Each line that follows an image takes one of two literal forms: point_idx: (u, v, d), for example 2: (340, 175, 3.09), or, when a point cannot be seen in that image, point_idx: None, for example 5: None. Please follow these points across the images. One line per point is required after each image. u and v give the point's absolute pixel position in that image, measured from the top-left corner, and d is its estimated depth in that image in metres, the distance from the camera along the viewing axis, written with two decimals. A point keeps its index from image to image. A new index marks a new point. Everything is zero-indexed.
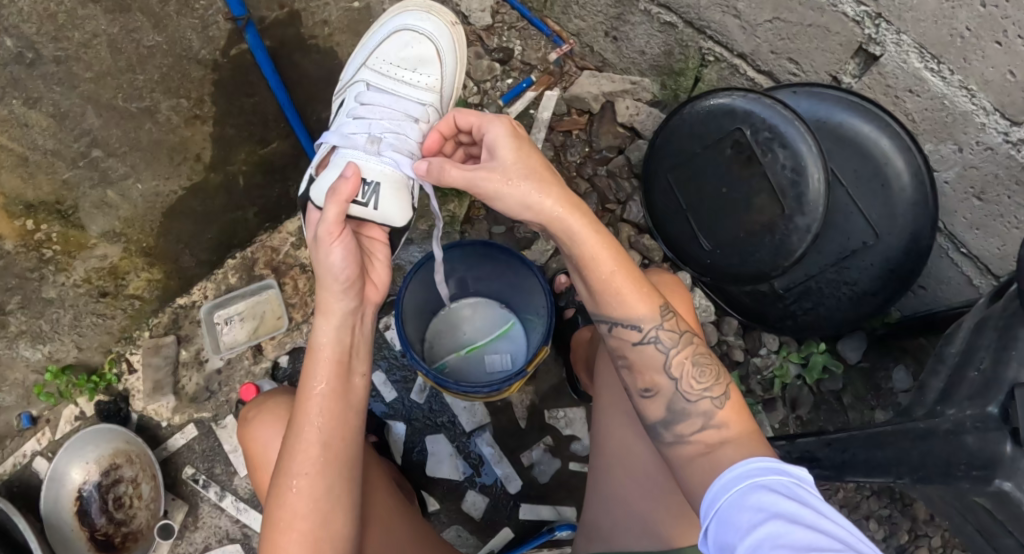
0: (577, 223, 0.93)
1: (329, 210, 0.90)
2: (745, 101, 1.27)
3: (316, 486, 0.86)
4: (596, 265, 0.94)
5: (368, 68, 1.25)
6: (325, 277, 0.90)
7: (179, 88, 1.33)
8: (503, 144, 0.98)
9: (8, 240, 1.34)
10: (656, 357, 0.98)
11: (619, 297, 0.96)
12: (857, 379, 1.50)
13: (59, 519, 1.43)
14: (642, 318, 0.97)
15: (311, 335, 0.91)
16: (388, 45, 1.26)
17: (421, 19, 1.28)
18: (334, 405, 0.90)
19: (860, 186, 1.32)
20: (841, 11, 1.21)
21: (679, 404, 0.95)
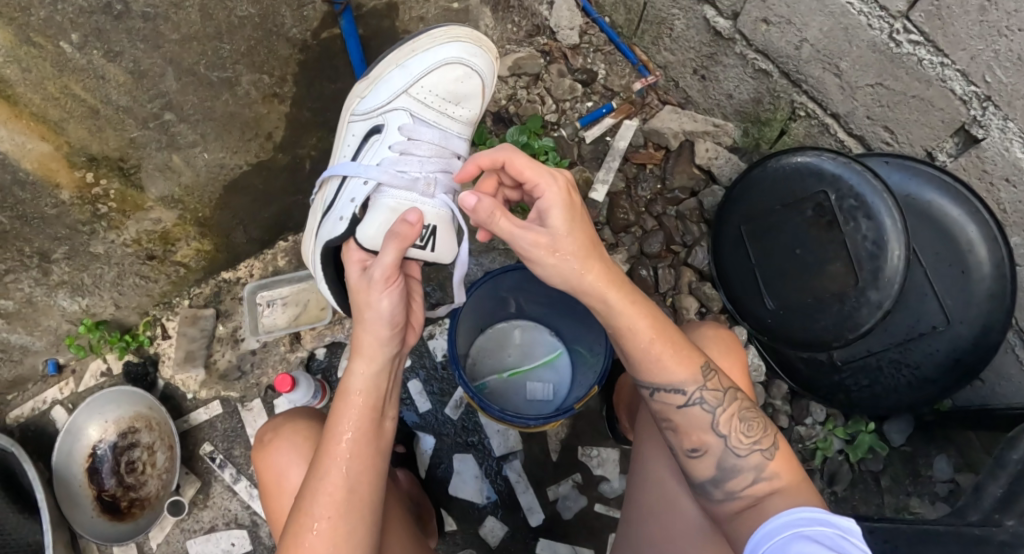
0: (615, 299, 0.93)
1: (385, 258, 0.88)
2: (834, 164, 1.23)
3: (338, 531, 0.84)
4: (632, 336, 0.94)
5: (410, 96, 1.21)
6: (372, 322, 0.90)
7: (265, 63, 1.31)
8: (556, 208, 0.92)
9: (62, 191, 1.16)
10: (702, 417, 0.95)
11: (659, 364, 0.95)
12: (897, 462, 1.44)
13: (68, 475, 1.39)
14: (684, 381, 0.95)
15: (347, 377, 0.91)
16: (434, 75, 1.22)
17: (475, 52, 1.23)
18: (363, 449, 0.89)
19: (938, 270, 1.26)
20: (949, 88, 1.15)
21: (729, 460, 0.94)
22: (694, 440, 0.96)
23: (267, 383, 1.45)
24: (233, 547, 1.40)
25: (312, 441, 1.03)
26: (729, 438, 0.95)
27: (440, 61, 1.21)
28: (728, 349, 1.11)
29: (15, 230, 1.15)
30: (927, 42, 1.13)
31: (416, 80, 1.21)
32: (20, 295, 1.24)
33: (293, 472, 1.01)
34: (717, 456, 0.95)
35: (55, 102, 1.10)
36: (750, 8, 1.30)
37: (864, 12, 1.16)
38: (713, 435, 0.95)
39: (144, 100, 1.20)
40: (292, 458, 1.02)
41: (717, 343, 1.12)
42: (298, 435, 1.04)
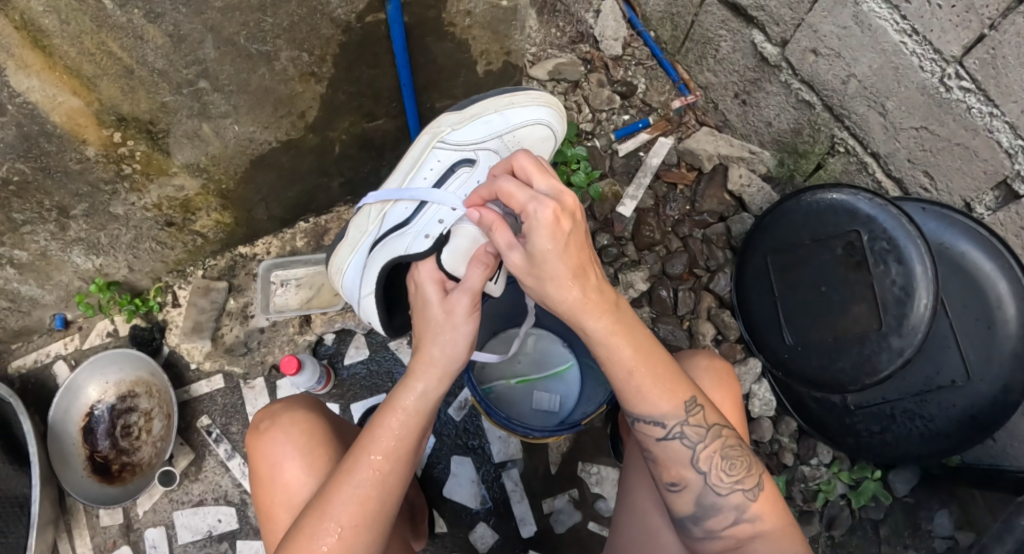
0: (594, 326, 0.88)
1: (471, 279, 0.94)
2: (869, 204, 1.20)
3: (356, 541, 0.83)
4: (612, 366, 0.89)
5: (502, 143, 1.20)
6: (427, 338, 0.94)
7: (306, 41, 1.16)
8: (539, 235, 0.84)
9: (89, 147, 1.10)
10: (681, 452, 0.92)
11: (638, 398, 0.90)
12: (899, 514, 1.41)
13: (62, 432, 1.38)
14: (665, 415, 0.90)
15: (399, 393, 0.90)
16: (527, 131, 1.22)
17: (557, 114, 1.25)
18: (400, 467, 0.88)
19: (964, 323, 1.22)
20: (995, 140, 1.13)
21: (709, 498, 0.91)
22: (675, 474, 0.93)
23: (272, 362, 1.44)
24: (219, 523, 1.38)
25: (317, 438, 1.00)
26: (709, 475, 0.92)
27: (538, 120, 1.21)
28: (718, 382, 1.06)
29: (37, 181, 1.10)
30: (978, 90, 1.10)
31: (514, 129, 1.20)
32: (35, 247, 1.23)
33: (288, 465, 0.98)
34: (697, 493, 0.92)
35: (92, 58, 1.00)
36: (800, 37, 1.28)
37: (917, 53, 1.14)
38: (693, 471, 0.92)
39: (181, 65, 1.06)
40: (293, 452, 0.98)
41: (710, 374, 1.07)
42: (294, 427, 1.01)
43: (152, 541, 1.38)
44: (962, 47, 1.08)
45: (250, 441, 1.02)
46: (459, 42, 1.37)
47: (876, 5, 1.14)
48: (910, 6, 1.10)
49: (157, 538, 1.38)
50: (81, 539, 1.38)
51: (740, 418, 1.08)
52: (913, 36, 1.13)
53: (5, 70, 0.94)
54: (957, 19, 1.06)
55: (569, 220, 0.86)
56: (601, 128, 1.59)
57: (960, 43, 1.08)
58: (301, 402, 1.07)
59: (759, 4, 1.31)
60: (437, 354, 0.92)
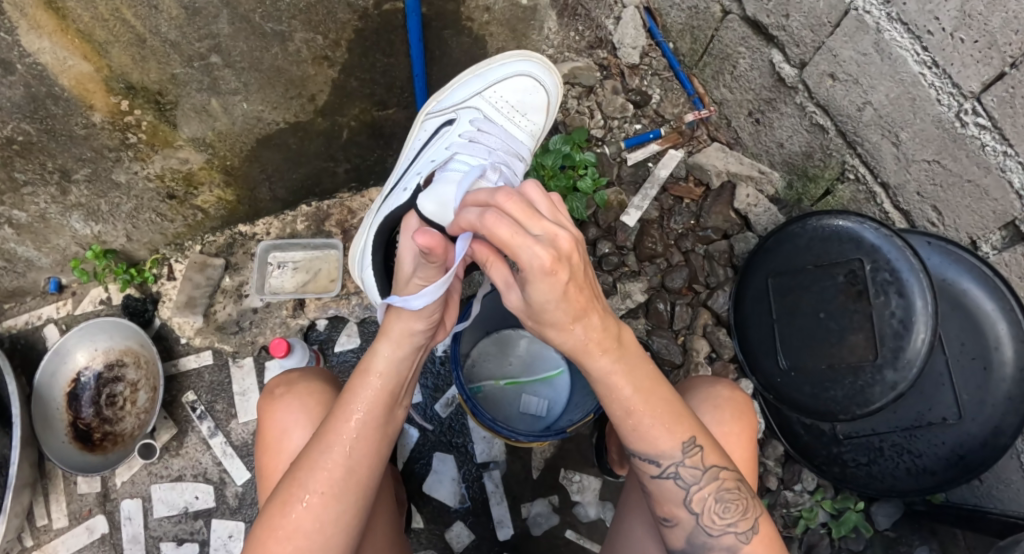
0: (597, 366, 0.84)
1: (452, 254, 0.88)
2: (875, 234, 1.19)
3: (328, 508, 0.85)
4: (612, 404, 0.88)
5: (484, 98, 1.32)
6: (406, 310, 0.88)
7: (322, 24, 1.18)
8: (535, 286, 0.73)
9: (95, 114, 1.09)
10: (675, 492, 0.93)
11: (636, 435, 0.90)
12: (878, 545, 1.40)
13: (48, 396, 1.38)
14: (660, 454, 0.90)
15: (369, 356, 0.90)
16: (508, 84, 1.33)
17: (545, 71, 1.35)
18: (371, 434, 0.89)
19: (960, 361, 1.20)
20: (1006, 179, 1.12)
21: (700, 537, 0.93)
22: (668, 512, 0.94)
23: (261, 343, 1.42)
24: (196, 500, 1.37)
25: (322, 406, 1.01)
26: (701, 516, 0.92)
27: (515, 73, 1.32)
28: (737, 416, 1.05)
29: (41, 143, 1.09)
30: (994, 128, 1.09)
31: (490, 87, 1.32)
32: (35, 209, 1.22)
33: (295, 432, 0.99)
34: (688, 531, 0.94)
35: (105, 24, 1.01)
36: (819, 60, 1.27)
37: (935, 86, 1.13)
38: (686, 511, 0.93)
39: (194, 38, 1.08)
40: (299, 420, 1.00)
41: (729, 407, 1.06)
42: (309, 396, 1.02)
43: (127, 513, 1.37)
44: (981, 84, 1.07)
45: (263, 407, 1.03)
46: (477, 38, 1.38)
47: (898, 34, 1.13)
48: (933, 38, 1.09)
49: (133, 510, 1.37)
50: (57, 504, 1.38)
51: (751, 453, 1.06)
52: (933, 68, 1.11)
53: (16, 28, 0.95)
54: (978, 54, 1.05)
55: (566, 267, 0.74)
56: (612, 136, 1.59)
57: (980, 79, 1.07)
58: (316, 375, 1.09)
59: (780, 24, 1.30)
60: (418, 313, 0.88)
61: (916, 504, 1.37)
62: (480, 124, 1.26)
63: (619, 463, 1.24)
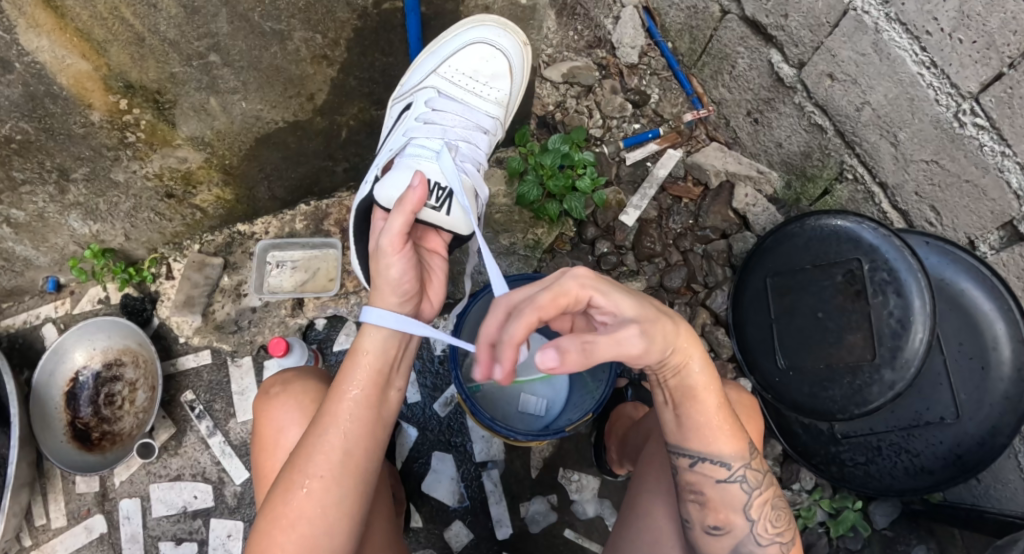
0: (698, 366, 0.88)
1: (396, 225, 0.91)
2: (874, 234, 1.19)
3: (328, 491, 0.85)
4: (701, 402, 0.90)
5: (440, 75, 1.30)
6: (383, 284, 0.93)
7: (321, 23, 1.16)
8: (615, 297, 0.81)
9: (94, 112, 1.09)
10: (736, 497, 0.93)
11: (715, 434, 0.91)
12: (876, 544, 1.40)
13: (46, 395, 1.38)
14: (731, 457, 0.92)
15: (360, 338, 0.91)
16: (463, 56, 1.32)
17: (499, 34, 1.32)
18: (366, 416, 0.90)
19: (957, 362, 1.21)
20: (1004, 179, 1.12)
21: (751, 545, 0.93)
22: (721, 518, 0.93)
23: (260, 343, 1.42)
24: (194, 500, 1.37)
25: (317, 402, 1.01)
26: (757, 523, 0.94)
27: (469, 42, 1.31)
28: (747, 417, 1.06)
29: (39, 141, 1.09)
30: (992, 128, 1.09)
31: (445, 61, 1.31)
32: (33, 208, 1.22)
33: (291, 430, 0.99)
34: (739, 539, 0.93)
35: (103, 23, 0.99)
36: (818, 60, 1.27)
37: (934, 86, 1.13)
38: (742, 518, 0.93)
39: (192, 36, 1.06)
40: (294, 415, 1.00)
41: (741, 409, 1.06)
42: (303, 394, 1.02)
43: (126, 512, 1.37)
44: (980, 84, 1.07)
45: (258, 409, 1.03)
46: None
47: (896, 34, 1.13)
48: (931, 39, 1.09)
49: (132, 509, 1.37)
50: (55, 504, 1.38)
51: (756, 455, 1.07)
52: (931, 68, 1.12)
53: (15, 27, 0.94)
54: (977, 55, 1.05)
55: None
56: (610, 135, 1.60)
57: (979, 80, 1.07)
58: (310, 374, 1.08)
59: (779, 24, 1.30)
60: (392, 285, 0.93)
61: (914, 503, 1.37)
62: (436, 106, 1.29)
63: (620, 461, 1.24)
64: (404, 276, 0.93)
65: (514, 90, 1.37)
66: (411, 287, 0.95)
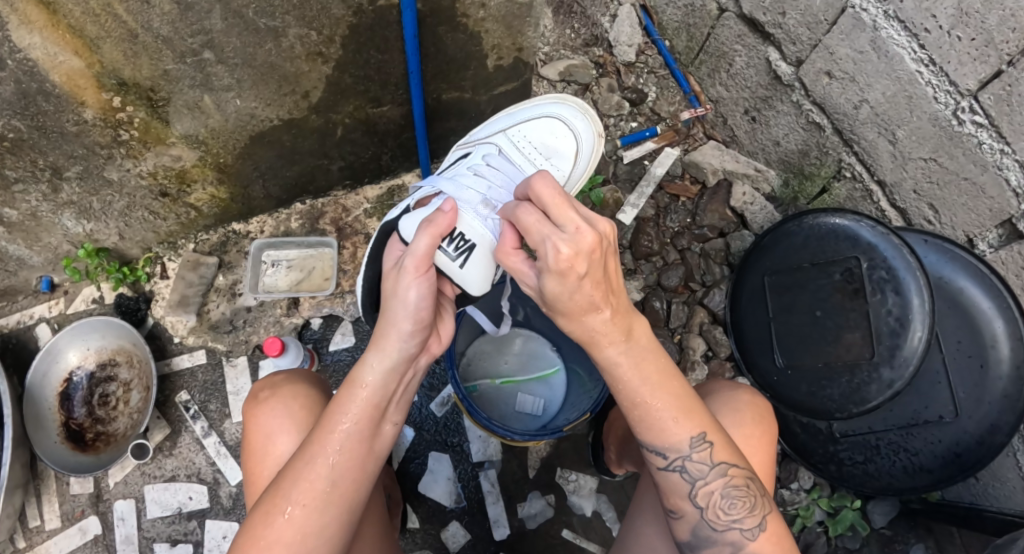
0: (607, 352, 0.83)
1: (421, 244, 0.86)
2: (871, 232, 1.19)
3: (309, 520, 0.83)
4: (620, 390, 0.86)
5: (507, 137, 1.32)
6: (393, 311, 0.87)
7: (315, 19, 1.11)
8: (548, 273, 0.77)
9: (87, 110, 1.08)
10: (681, 484, 0.89)
11: (641, 423, 0.87)
12: (874, 544, 1.40)
13: (39, 397, 1.36)
14: (668, 445, 0.87)
15: (360, 367, 0.87)
16: (537, 126, 1.33)
17: (575, 117, 1.34)
18: (358, 449, 0.87)
19: (956, 360, 1.20)
20: (1003, 177, 1.11)
21: (704, 531, 0.89)
22: (672, 504, 0.90)
23: (256, 342, 1.42)
24: (189, 501, 1.36)
25: (308, 411, 1.00)
26: (706, 511, 0.88)
27: (547, 115, 1.33)
28: (757, 419, 1.03)
29: (31, 139, 1.08)
30: (991, 126, 1.09)
31: (516, 125, 1.34)
32: (26, 207, 1.20)
33: (280, 437, 0.98)
34: (691, 524, 0.90)
35: (96, 19, 0.96)
36: (815, 58, 1.27)
37: (932, 84, 1.12)
38: (690, 505, 0.89)
39: (186, 33, 1.03)
40: (283, 422, 0.99)
41: (751, 411, 1.04)
42: (293, 400, 1.01)
43: (121, 513, 1.36)
44: (978, 81, 1.07)
45: (247, 411, 1.02)
46: (471, 34, 1.31)
47: (895, 32, 1.13)
48: (929, 36, 1.09)
49: (126, 511, 1.36)
50: (49, 505, 1.36)
51: (768, 456, 1.03)
52: (930, 66, 1.11)
53: (7, 24, 0.92)
54: (975, 52, 1.04)
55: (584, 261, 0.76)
56: (607, 134, 1.59)
57: (976, 77, 1.06)
58: (301, 376, 1.08)
59: (777, 22, 1.30)
60: (409, 313, 0.87)
61: (912, 503, 1.37)
62: (493, 159, 1.25)
63: (617, 462, 1.24)
64: (415, 309, 0.87)
65: (575, 173, 1.35)
66: (423, 323, 0.88)
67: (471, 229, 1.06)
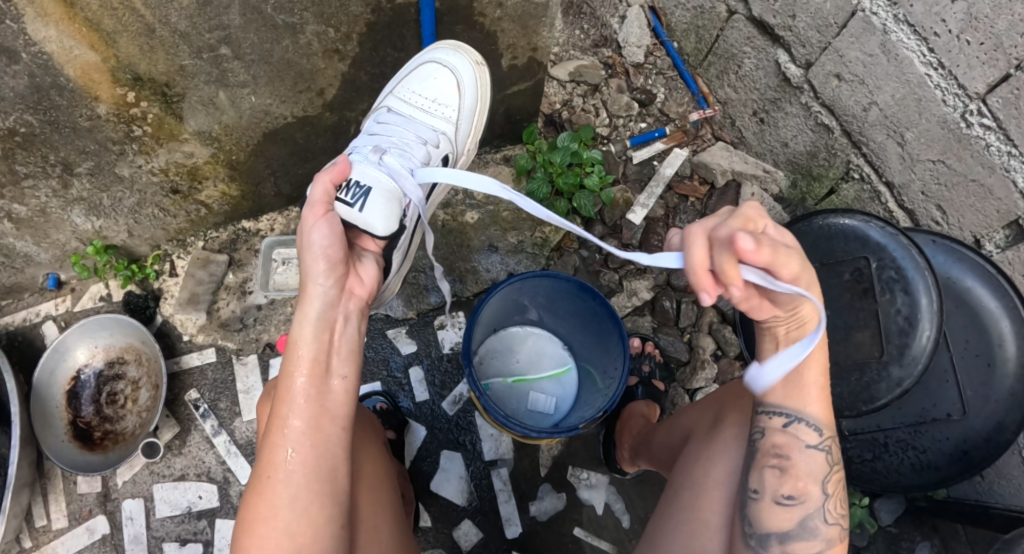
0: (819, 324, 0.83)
1: (316, 189, 0.91)
2: (880, 232, 1.20)
3: (277, 492, 0.82)
4: (810, 359, 0.84)
5: (394, 94, 1.24)
6: (308, 258, 0.89)
7: (334, 16, 1.13)
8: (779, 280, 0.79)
9: (100, 105, 1.07)
10: (816, 466, 0.86)
11: (814, 392, 0.85)
12: (881, 542, 1.41)
13: (46, 395, 1.35)
14: (821, 423, 0.85)
15: (293, 328, 0.88)
16: (414, 74, 1.24)
17: (450, 53, 1.25)
18: (311, 410, 0.85)
19: (964, 359, 1.22)
20: (1011, 179, 1.13)
21: (817, 521, 0.85)
22: (797, 488, 0.85)
23: (266, 341, 1.42)
24: (199, 500, 1.35)
25: None
26: (830, 499, 0.86)
27: (417, 61, 1.24)
28: None
29: (44, 134, 1.07)
30: (999, 129, 1.10)
31: (399, 82, 1.25)
32: (35, 202, 1.19)
33: None
34: (807, 512, 0.85)
35: (113, 13, 0.96)
36: (825, 60, 1.28)
37: (941, 87, 1.14)
38: (818, 489, 0.85)
39: (203, 29, 1.03)
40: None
41: None
42: None
43: (129, 513, 1.35)
44: (987, 85, 1.08)
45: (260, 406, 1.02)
46: (487, 33, 1.31)
47: (904, 35, 1.14)
48: (938, 40, 1.10)
49: (135, 510, 1.35)
50: (56, 505, 1.35)
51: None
52: (939, 69, 1.13)
53: (23, 16, 0.91)
54: (984, 56, 1.06)
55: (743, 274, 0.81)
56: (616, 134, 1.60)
57: (986, 81, 1.08)
58: None
59: (787, 24, 1.32)
60: (316, 255, 0.89)
61: (919, 500, 1.39)
62: (382, 118, 1.22)
63: (630, 460, 1.25)
64: (327, 248, 0.89)
65: (465, 105, 1.26)
66: (335, 260, 0.90)
67: (364, 178, 1.07)
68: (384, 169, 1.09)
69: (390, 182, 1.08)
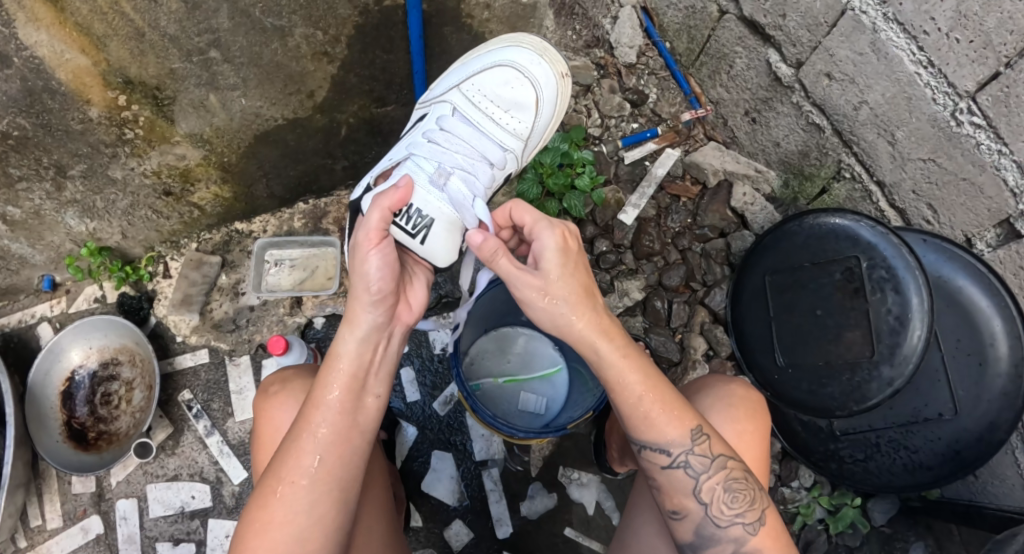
0: (605, 350, 0.89)
1: (373, 217, 0.87)
2: (871, 232, 1.19)
3: (299, 498, 0.84)
4: (621, 390, 0.89)
5: (461, 92, 1.28)
6: (358, 283, 0.88)
7: (322, 19, 1.19)
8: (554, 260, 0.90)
9: (92, 108, 1.08)
10: (685, 481, 0.91)
11: (648, 422, 0.90)
12: (874, 542, 1.41)
13: (41, 395, 1.36)
14: (671, 443, 0.90)
15: (335, 342, 0.89)
16: (489, 76, 1.28)
17: (535, 61, 1.28)
18: (342, 423, 0.87)
19: (955, 358, 1.21)
20: (1001, 177, 1.13)
21: (708, 529, 0.91)
22: (676, 503, 0.92)
23: (258, 341, 1.43)
24: (192, 500, 1.36)
25: None
26: (710, 506, 0.91)
27: (498, 63, 1.27)
28: (748, 413, 1.03)
29: (37, 137, 1.07)
30: (989, 127, 1.10)
31: (470, 78, 1.28)
32: (30, 205, 1.20)
33: None
34: (696, 522, 0.92)
35: (104, 17, 1.01)
36: (815, 60, 1.28)
37: (931, 86, 1.14)
38: (694, 502, 0.91)
39: (193, 32, 1.09)
40: (291, 416, 1.00)
41: (719, 407, 1.03)
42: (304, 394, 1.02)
43: (123, 513, 1.36)
44: (977, 83, 1.08)
45: (259, 405, 1.03)
46: (476, 34, 1.39)
47: (894, 34, 1.14)
48: (928, 38, 1.10)
49: (128, 510, 1.36)
50: (50, 505, 1.36)
51: (761, 450, 1.04)
52: (928, 68, 1.12)
53: (14, 21, 0.95)
54: (973, 54, 1.06)
55: (573, 241, 0.94)
56: (608, 135, 1.60)
57: (975, 79, 1.08)
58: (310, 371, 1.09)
59: (777, 24, 1.31)
60: (369, 283, 0.88)
61: (912, 500, 1.38)
62: (446, 123, 1.24)
63: (619, 460, 1.24)
64: (379, 276, 0.88)
65: (538, 123, 1.30)
66: (386, 289, 0.89)
67: (427, 206, 1.13)
68: (447, 199, 1.15)
69: (450, 209, 1.14)
